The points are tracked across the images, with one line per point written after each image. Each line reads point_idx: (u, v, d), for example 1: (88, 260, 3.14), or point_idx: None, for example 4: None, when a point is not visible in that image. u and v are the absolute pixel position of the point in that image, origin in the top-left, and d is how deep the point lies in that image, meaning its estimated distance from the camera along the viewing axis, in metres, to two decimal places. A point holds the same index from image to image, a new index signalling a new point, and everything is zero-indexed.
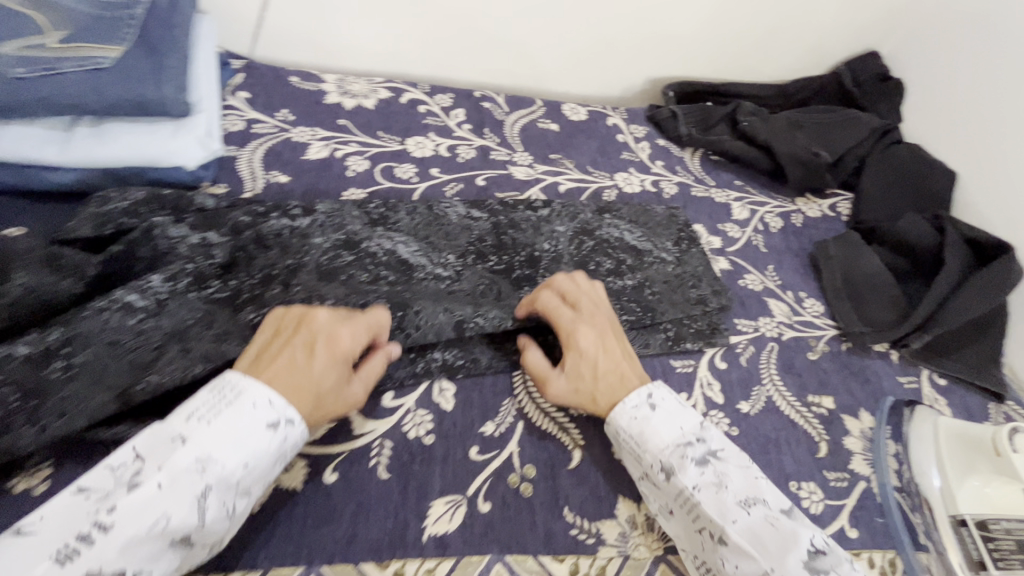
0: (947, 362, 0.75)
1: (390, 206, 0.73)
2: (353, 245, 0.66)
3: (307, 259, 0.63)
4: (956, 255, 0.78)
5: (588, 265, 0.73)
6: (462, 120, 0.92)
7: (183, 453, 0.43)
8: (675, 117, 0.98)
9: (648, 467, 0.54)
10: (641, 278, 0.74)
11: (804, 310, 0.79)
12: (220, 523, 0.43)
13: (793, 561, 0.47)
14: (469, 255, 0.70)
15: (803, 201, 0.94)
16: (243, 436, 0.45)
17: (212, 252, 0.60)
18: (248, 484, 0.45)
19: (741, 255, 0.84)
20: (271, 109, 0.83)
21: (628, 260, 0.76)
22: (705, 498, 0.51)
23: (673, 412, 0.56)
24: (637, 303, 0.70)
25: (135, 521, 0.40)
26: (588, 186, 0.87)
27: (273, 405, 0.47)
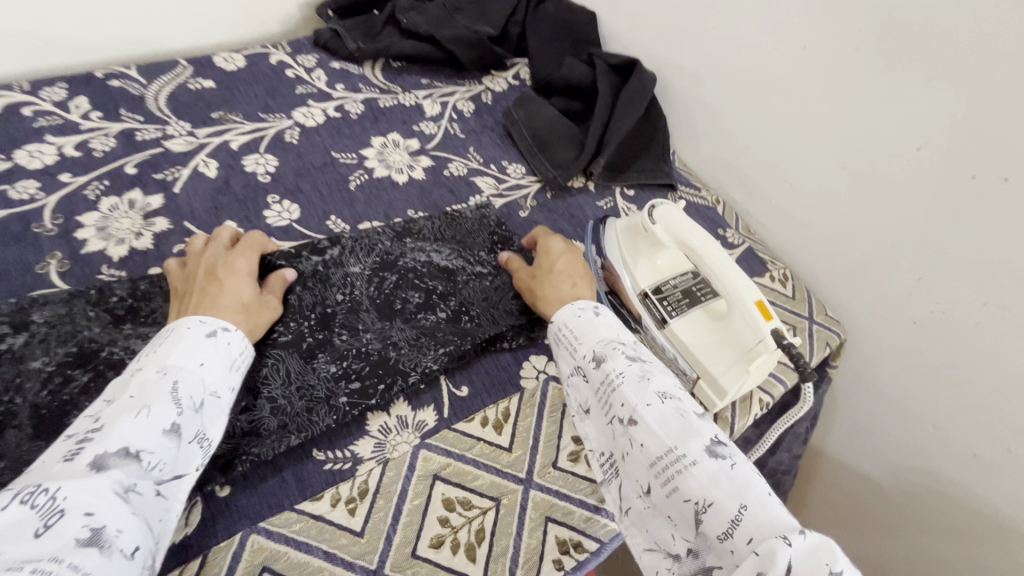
0: (628, 175, 0.87)
1: (140, 293, 0.60)
2: (87, 359, 0.53)
3: (15, 402, 0.50)
4: (605, 82, 0.88)
5: (394, 306, 0.63)
6: (88, 108, 0.78)
7: (141, 372, 0.43)
8: (338, 35, 0.94)
9: (580, 359, 0.53)
10: (457, 305, 0.65)
11: (509, 176, 0.85)
12: (193, 419, 0.43)
13: (693, 447, 0.42)
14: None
15: (489, 78, 0.99)
16: (196, 342, 0.46)
17: None
18: (213, 382, 0.46)
19: (442, 147, 0.86)
20: None
21: (439, 287, 0.66)
22: (626, 386, 0.48)
23: (613, 322, 0.55)
24: (455, 334, 0.62)
25: (120, 417, 0.39)
26: (265, 134, 0.81)
27: (201, 321, 0.48)
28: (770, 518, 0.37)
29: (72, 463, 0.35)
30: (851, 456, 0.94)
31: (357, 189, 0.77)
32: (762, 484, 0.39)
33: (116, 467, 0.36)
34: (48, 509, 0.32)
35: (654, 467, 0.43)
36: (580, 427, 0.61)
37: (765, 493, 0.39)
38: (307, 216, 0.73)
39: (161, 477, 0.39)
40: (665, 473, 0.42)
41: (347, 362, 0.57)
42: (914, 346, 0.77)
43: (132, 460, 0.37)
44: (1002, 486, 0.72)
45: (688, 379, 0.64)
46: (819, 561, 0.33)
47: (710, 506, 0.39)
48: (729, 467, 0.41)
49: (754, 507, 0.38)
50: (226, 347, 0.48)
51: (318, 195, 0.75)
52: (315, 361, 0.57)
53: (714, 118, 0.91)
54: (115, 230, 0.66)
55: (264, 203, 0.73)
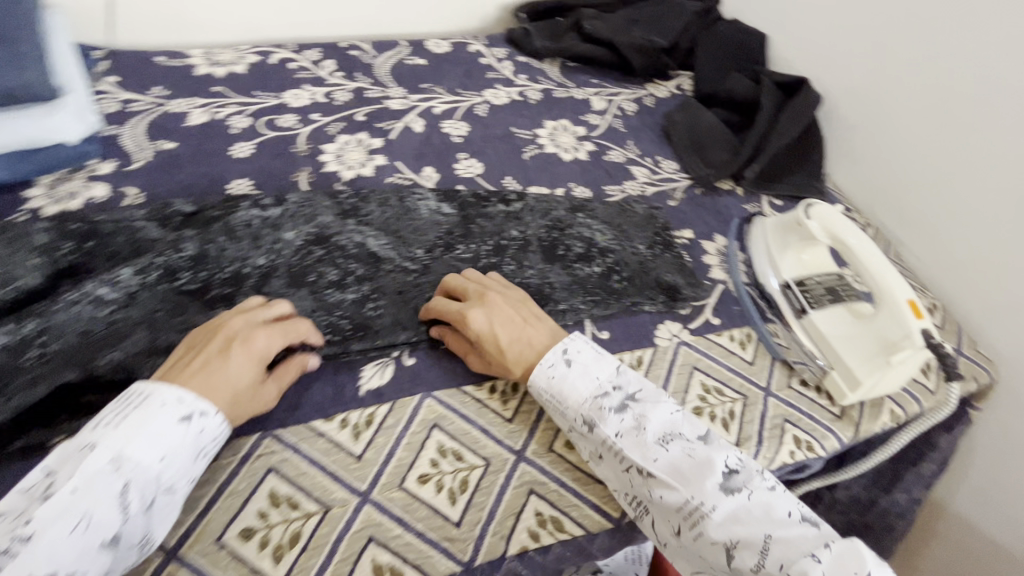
0: (777, 185, 0.91)
1: (361, 197, 0.74)
2: (322, 240, 0.69)
3: (275, 259, 0.66)
4: (769, 96, 0.94)
5: (556, 251, 0.75)
6: (334, 68, 0.98)
7: (94, 458, 0.43)
8: (528, 34, 1.08)
9: (571, 421, 0.57)
10: (609, 266, 0.75)
11: (662, 170, 0.92)
12: (140, 520, 0.44)
13: (710, 485, 0.50)
14: (437, 248, 0.72)
15: (652, 85, 1.08)
16: (155, 432, 0.45)
17: (180, 246, 0.64)
18: (167, 479, 0.45)
19: (604, 137, 0.96)
20: (143, 88, 0.87)
21: (599, 248, 0.76)
22: (627, 444, 0.54)
23: (591, 365, 0.58)
24: (602, 290, 0.72)
25: (57, 524, 0.40)
26: (460, 105, 0.96)
27: (176, 400, 0.47)
28: (793, 538, 0.47)
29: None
30: (982, 516, 0.88)
31: (530, 159, 0.89)
32: (778, 507, 0.49)
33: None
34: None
35: (681, 513, 0.51)
36: (706, 389, 0.66)
37: (785, 517, 0.49)
38: (488, 173, 0.85)
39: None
40: (692, 518, 0.50)
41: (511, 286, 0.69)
42: None
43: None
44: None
45: (819, 370, 0.68)
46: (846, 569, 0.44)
47: (740, 544, 0.48)
48: (746, 499, 0.50)
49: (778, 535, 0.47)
50: (194, 438, 0.47)
51: (498, 159, 0.88)
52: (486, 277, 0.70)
53: (876, 144, 0.92)
54: (346, 159, 0.83)
55: (455, 158, 0.87)
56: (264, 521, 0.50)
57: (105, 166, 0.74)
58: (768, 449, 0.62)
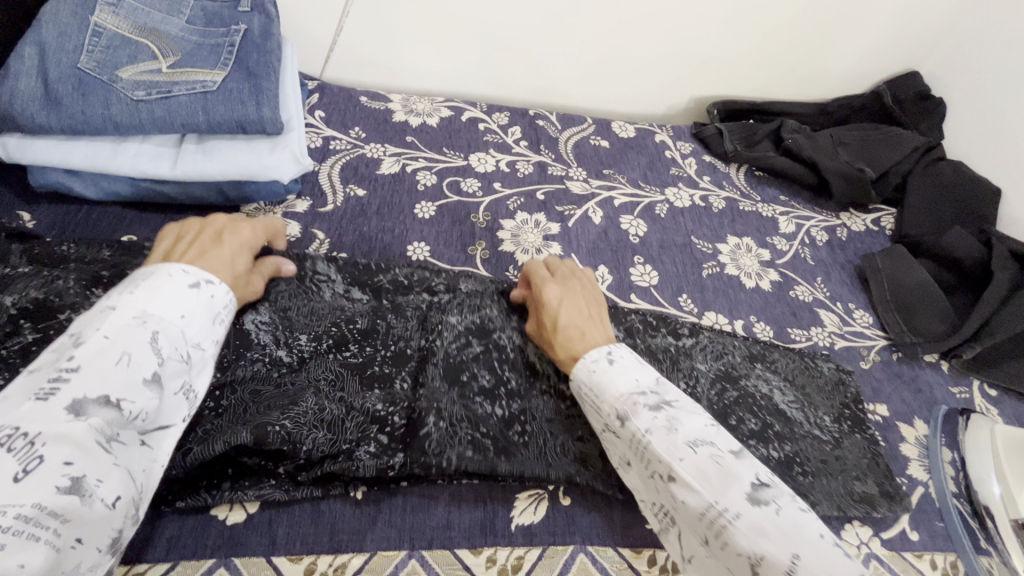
0: (994, 373, 0.77)
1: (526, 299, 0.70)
2: (482, 333, 0.64)
3: (437, 344, 0.61)
4: (1004, 268, 0.80)
5: (729, 420, 0.62)
6: (519, 136, 0.97)
7: (119, 315, 0.44)
8: (721, 135, 1.02)
9: (606, 417, 0.53)
10: (791, 451, 0.62)
11: (854, 321, 0.82)
12: (179, 369, 0.46)
13: (734, 494, 0.44)
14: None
15: (846, 215, 0.98)
16: (172, 295, 0.48)
17: (355, 318, 0.61)
18: (192, 335, 0.48)
19: (791, 267, 0.87)
20: (345, 127, 0.90)
21: (777, 425, 0.64)
22: (656, 439, 0.49)
23: (630, 366, 0.55)
24: (783, 483, 0.59)
25: (100, 362, 0.41)
26: (641, 200, 0.91)
27: (181, 272, 0.50)
28: (826, 561, 0.40)
29: (48, 404, 0.38)
30: None
31: (708, 277, 0.82)
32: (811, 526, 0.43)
33: (91, 415, 0.39)
34: (26, 455, 0.35)
35: (701, 521, 0.45)
36: None
37: (816, 537, 0.42)
38: (663, 285, 0.79)
39: (140, 425, 0.42)
40: (714, 527, 0.44)
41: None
42: None
43: (110, 410, 0.40)
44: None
45: None
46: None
47: (762, 560, 0.41)
48: (773, 513, 0.43)
49: (807, 557, 0.40)
50: (207, 301, 0.50)
51: (674, 270, 0.82)
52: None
53: None
54: (522, 240, 0.80)
55: (630, 261, 0.81)
56: None
57: (300, 204, 0.76)
58: None
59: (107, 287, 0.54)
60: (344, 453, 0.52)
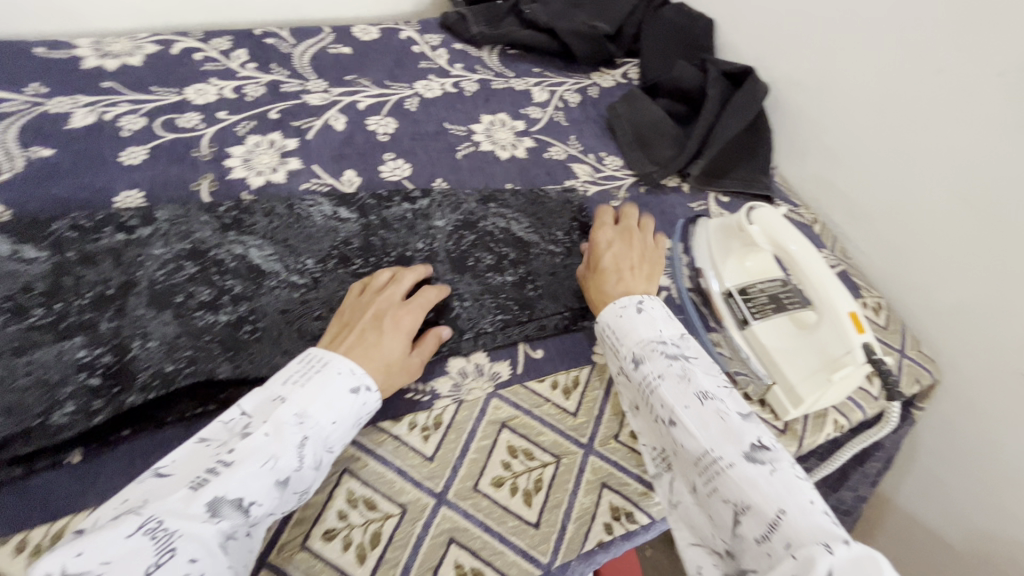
0: (725, 181, 0.87)
1: (244, 207, 0.66)
2: (198, 254, 0.61)
3: (140, 274, 0.59)
4: (716, 86, 0.89)
5: (465, 263, 0.68)
6: (246, 59, 0.89)
7: (284, 408, 0.47)
8: (464, 19, 1.01)
9: (624, 358, 0.57)
10: (524, 273, 0.69)
11: (605, 167, 0.87)
12: (307, 474, 0.47)
13: (732, 449, 0.47)
14: (331, 260, 0.65)
15: (598, 74, 1.02)
16: (329, 397, 0.49)
17: (33, 283, 0.56)
18: (333, 441, 0.49)
19: (545, 132, 0.90)
20: (18, 85, 0.76)
21: (512, 254, 0.70)
22: (666, 386, 0.52)
23: (660, 318, 0.58)
24: (514, 301, 0.66)
25: (203, 470, 0.43)
26: (389, 99, 0.88)
27: (348, 372, 0.51)
28: (809, 526, 0.41)
29: (194, 496, 0.41)
30: (927, 511, 0.88)
31: (463, 159, 0.83)
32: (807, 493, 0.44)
33: (225, 516, 0.41)
34: (161, 547, 0.38)
35: (697, 466, 0.49)
36: None
37: (808, 503, 0.43)
38: (417, 175, 0.79)
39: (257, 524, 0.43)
40: (707, 474, 0.48)
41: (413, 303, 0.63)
42: (996, 406, 0.73)
43: (240, 512, 0.42)
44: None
45: (763, 385, 0.63)
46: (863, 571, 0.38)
47: (749, 510, 0.44)
48: (768, 474, 0.45)
49: (792, 512, 0.42)
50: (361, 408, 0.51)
51: (427, 158, 0.82)
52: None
53: (820, 137, 0.89)
54: (256, 163, 0.75)
55: (380, 159, 0.80)
56: None
57: None
58: None
59: None
60: (37, 423, 0.48)
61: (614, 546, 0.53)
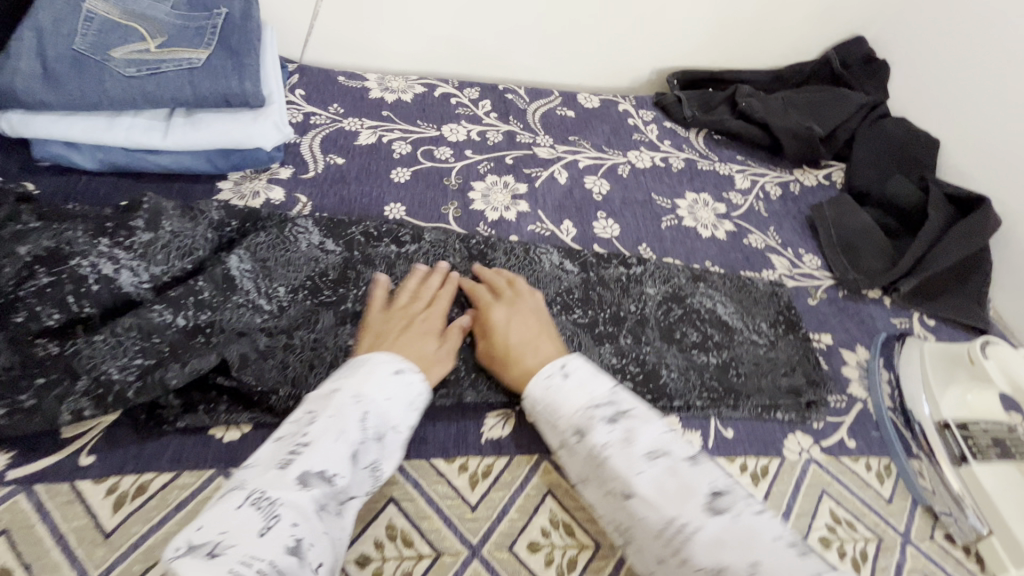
0: (933, 305, 0.83)
1: (490, 243, 0.77)
2: (449, 276, 0.72)
3: (405, 287, 0.69)
4: (939, 210, 0.87)
5: (674, 334, 0.73)
6: (489, 109, 1.03)
7: (341, 394, 0.51)
8: (680, 102, 1.09)
9: (563, 434, 0.54)
10: (726, 357, 0.72)
11: (803, 264, 0.88)
12: (373, 447, 0.50)
13: (690, 509, 0.46)
14: (555, 306, 0.72)
15: (800, 172, 1.05)
16: (378, 378, 0.53)
17: (327, 269, 0.68)
18: (394, 417, 0.53)
19: (745, 219, 0.93)
20: (324, 104, 0.95)
21: (716, 336, 0.74)
22: (614, 454, 0.50)
23: (585, 378, 0.56)
24: (718, 382, 0.69)
25: (326, 436, 0.47)
26: (604, 162, 0.98)
27: (387, 360, 0.55)
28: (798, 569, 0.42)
29: (285, 474, 0.45)
30: None
31: (667, 229, 0.89)
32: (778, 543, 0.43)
33: (313, 487, 0.45)
34: (267, 514, 0.42)
35: (660, 538, 0.47)
36: (835, 518, 0.60)
37: (772, 541, 0.44)
38: (624, 236, 0.86)
39: (343, 499, 0.47)
40: (674, 542, 0.46)
41: (626, 361, 0.69)
42: None
43: (325, 483, 0.46)
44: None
45: (974, 532, 0.60)
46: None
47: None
48: (726, 522, 0.45)
49: (766, 564, 0.42)
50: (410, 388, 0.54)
51: (634, 223, 0.88)
52: (602, 347, 0.70)
53: None
54: (492, 199, 0.86)
55: (594, 216, 0.88)
56: (379, 552, 0.51)
57: (284, 172, 0.82)
58: None
59: (108, 235, 0.59)
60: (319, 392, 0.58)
61: None
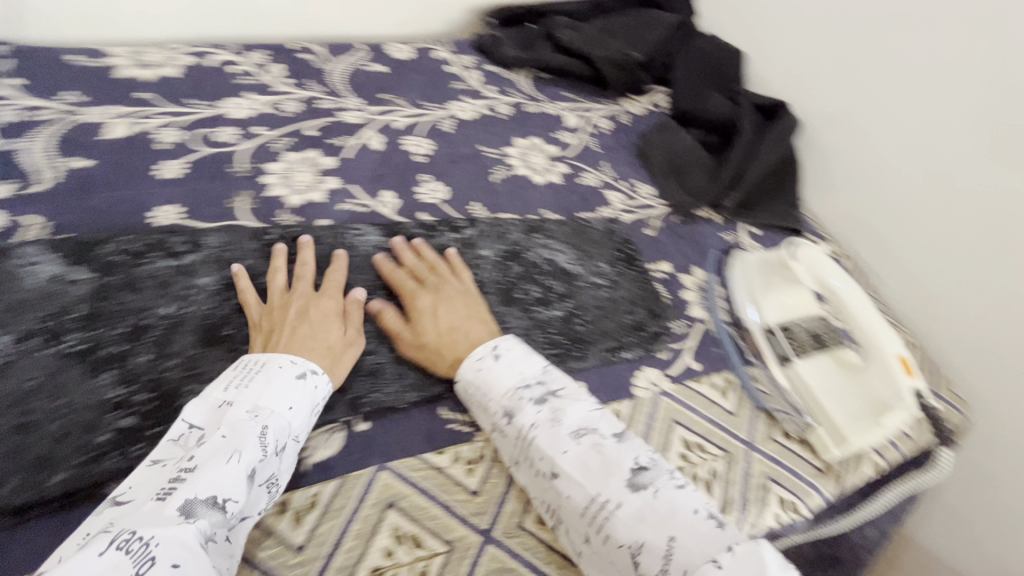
0: (756, 213, 0.87)
1: (292, 235, 0.67)
2: (246, 284, 0.62)
3: (189, 310, 0.58)
4: (747, 121, 0.91)
5: (512, 295, 0.69)
6: (281, 74, 0.88)
7: (234, 409, 0.46)
8: (498, 42, 1.01)
9: (494, 416, 0.55)
10: (570, 307, 0.70)
11: (639, 194, 0.87)
12: (272, 462, 0.45)
13: (614, 483, 0.48)
14: (379, 293, 0.66)
15: (627, 101, 1.03)
16: (283, 390, 0.49)
17: (73, 305, 0.55)
18: (297, 427, 0.48)
19: (578, 158, 0.90)
20: (51, 92, 0.75)
21: (558, 287, 0.71)
22: (541, 432, 0.52)
23: (516, 359, 0.57)
24: (563, 335, 0.66)
25: (212, 461, 0.42)
26: (423, 119, 0.88)
27: (293, 362, 0.51)
28: (698, 543, 0.44)
29: (163, 506, 0.39)
30: (951, 550, 0.87)
31: (499, 183, 0.83)
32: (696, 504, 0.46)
33: (203, 516, 0.39)
34: (142, 555, 0.35)
35: (585, 516, 0.48)
36: (687, 445, 0.60)
37: (691, 515, 0.46)
38: (453, 198, 0.78)
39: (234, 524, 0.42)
40: (596, 520, 0.47)
41: None
42: None
43: (219, 510, 0.40)
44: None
45: (804, 423, 0.64)
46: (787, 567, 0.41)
47: (643, 547, 0.45)
48: (648, 497, 0.47)
49: (680, 538, 0.44)
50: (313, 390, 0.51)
51: (464, 181, 0.81)
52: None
53: (853, 175, 0.90)
54: (293, 181, 0.74)
55: (417, 181, 0.79)
56: None
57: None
58: (752, 515, 0.55)
59: None
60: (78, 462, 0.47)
61: None
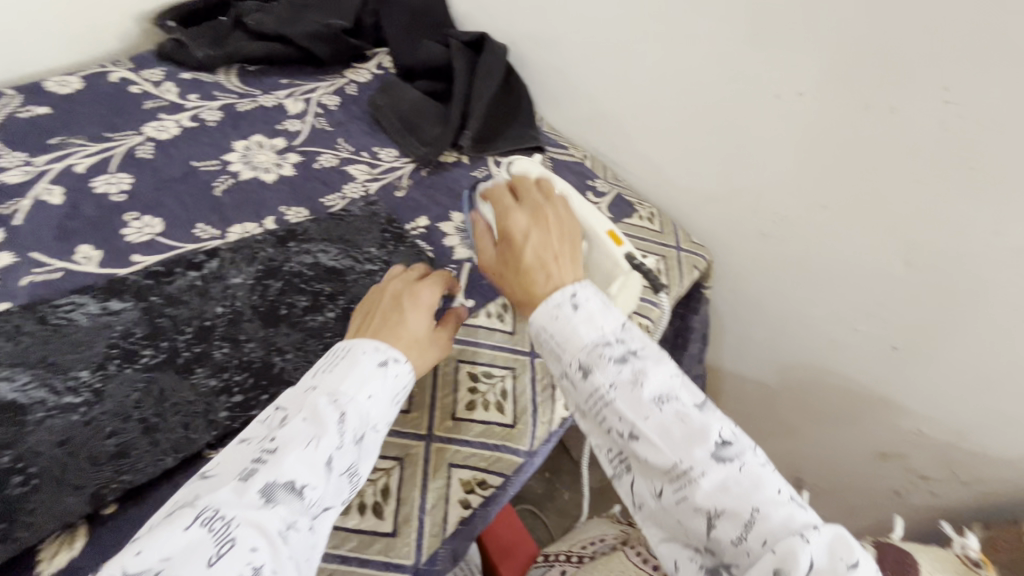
0: (499, 143, 0.90)
1: None
2: None
3: None
4: (460, 57, 0.93)
5: (278, 312, 0.64)
6: None
7: (316, 394, 0.46)
8: (184, 46, 0.91)
9: (565, 368, 0.47)
10: (345, 303, 0.67)
11: (382, 161, 0.86)
12: (351, 451, 0.45)
13: (700, 452, 0.41)
14: (111, 363, 0.57)
15: (351, 70, 1.00)
16: (362, 376, 0.48)
17: None
18: (376, 418, 0.47)
19: (309, 143, 0.86)
20: None
21: (327, 287, 0.68)
22: (619, 394, 0.44)
23: (596, 313, 0.48)
24: (341, 333, 0.64)
25: (299, 444, 0.42)
26: (113, 153, 0.77)
27: (373, 349, 0.50)
28: (782, 520, 0.39)
29: (246, 486, 0.40)
30: (747, 368, 1.03)
31: (224, 194, 0.76)
32: (768, 478, 0.40)
33: (282, 502, 0.40)
34: (221, 537, 0.37)
35: (663, 474, 0.42)
36: (473, 378, 0.64)
37: (776, 493, 0.40)
38: (171, 228, 0.71)
39: (316, 511, 0.42)
40: (675, 478, 0.42)
41: (229, 374, 0.59)
42: (767, 257, 0.86)
43: (295, 496, 0.41)
44: (870, 358, 0.83)
45: None
46: (835, 558, 0.37)
47: (724, 513, 0.40)
48: (735, 470, 0.41)
49: (765, 509, 0.39)
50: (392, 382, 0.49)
51: (181, 206, 0.74)
52: (193, 375, 0.58)
53: (569, 82, 0.96)
54: None
55: (121, 222, 0.70)
56: None
57: None
58: (543, 414, 0.63)
59: None
60: None
61: (478, 516, 0.55)
